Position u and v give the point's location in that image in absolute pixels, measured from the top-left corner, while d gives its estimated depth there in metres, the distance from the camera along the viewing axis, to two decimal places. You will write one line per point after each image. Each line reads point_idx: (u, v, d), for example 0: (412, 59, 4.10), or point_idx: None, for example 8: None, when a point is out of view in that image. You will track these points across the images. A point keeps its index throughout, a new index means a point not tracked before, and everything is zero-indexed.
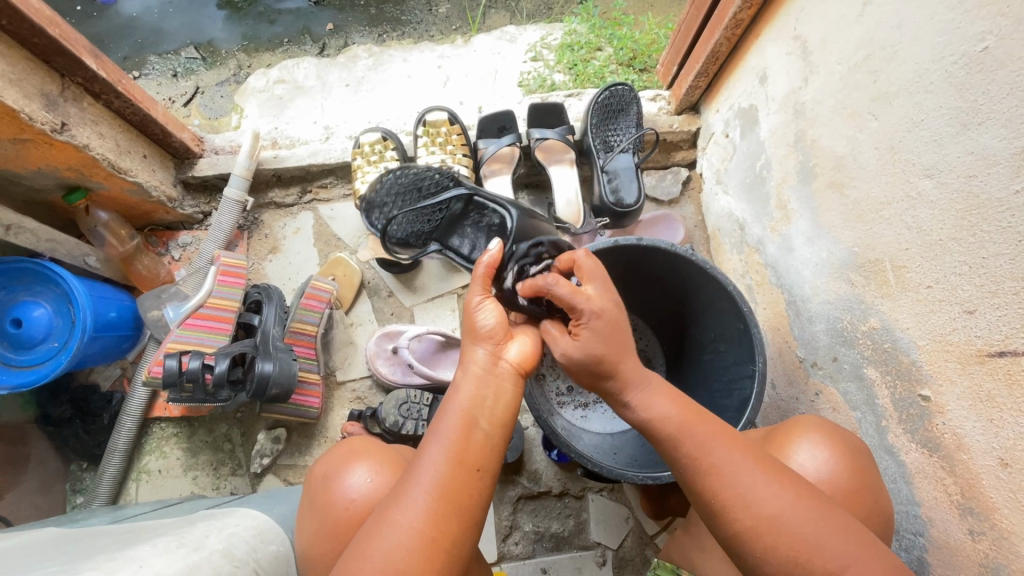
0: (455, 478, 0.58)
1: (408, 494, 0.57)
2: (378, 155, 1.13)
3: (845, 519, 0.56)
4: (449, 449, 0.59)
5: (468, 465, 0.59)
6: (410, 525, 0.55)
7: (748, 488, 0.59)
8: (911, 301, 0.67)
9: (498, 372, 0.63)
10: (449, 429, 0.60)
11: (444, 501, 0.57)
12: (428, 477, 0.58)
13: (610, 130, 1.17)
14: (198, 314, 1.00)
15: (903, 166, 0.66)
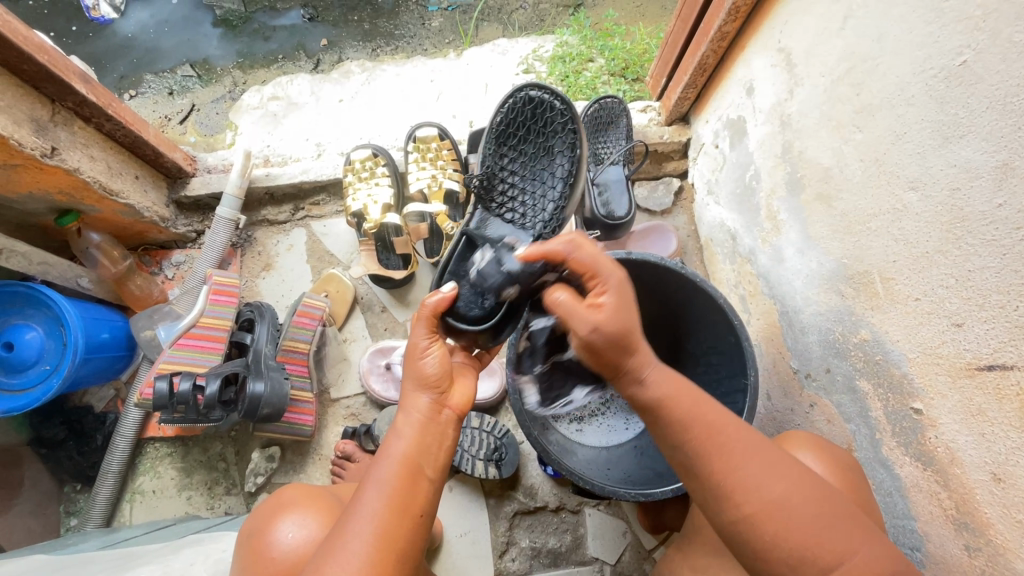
0: (395, 531, 0.58)
1: (343, 551, 0.57)
2: (368, 172, 1.14)
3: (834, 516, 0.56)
4: (385, 497, 0.59)
5: (406, 510, 0.59)
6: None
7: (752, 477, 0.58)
8: (900, 313, 0.67)
9: (441, 418, 0.64)
10: (387, 477, 0.60)
11: (388, 554, 0.57)
12: (366, 529, 0.57)
13: (600, 143, 1.17)
14: (190, 334, 1.00)
15: (888, 178, 0.66)
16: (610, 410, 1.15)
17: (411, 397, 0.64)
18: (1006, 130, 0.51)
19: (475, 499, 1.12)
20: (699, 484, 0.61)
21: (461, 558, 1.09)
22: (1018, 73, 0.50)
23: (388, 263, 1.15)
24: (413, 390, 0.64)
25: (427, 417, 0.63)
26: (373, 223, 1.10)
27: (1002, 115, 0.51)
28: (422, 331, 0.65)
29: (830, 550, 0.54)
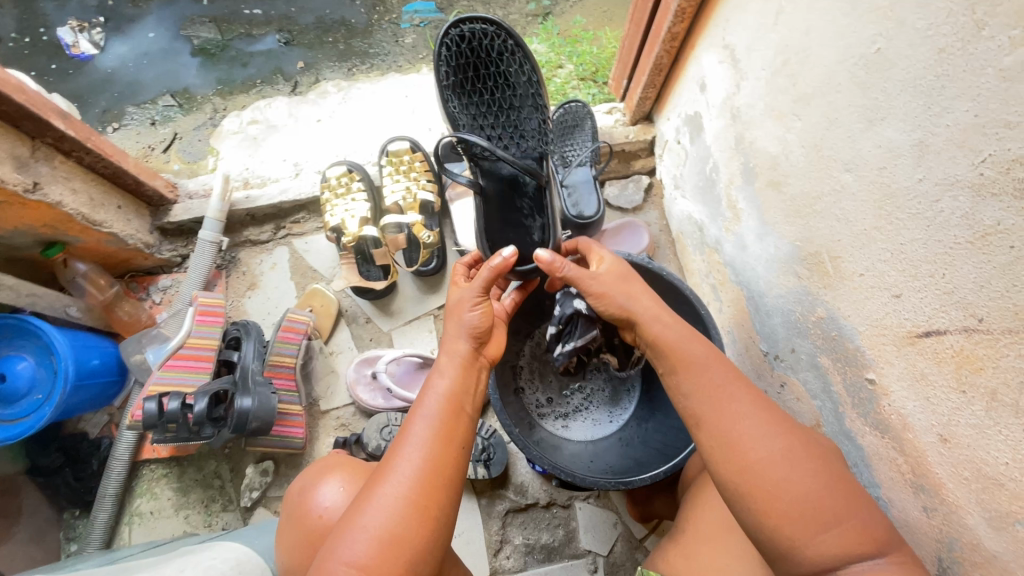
0: (444, 455, 0.66)
1: (393, 471, 0.64)
2: (344, 188, 1.16)
3: (833, 475, 0.57)
4: (431, 423, 0.68)
5: (450, 437, 0.67)
6: (395, 497, 0.62)
7: (749, 430, 0.60)
8: (849, 290, 0.70)
9: (473, 359, 0.74)
10: (433, 409, 0.69)
11: (437, 470, 0.65)
12: (413, 451, 0.65)
13: (568, 146, 1.20)
14: (178, 355, 1.03)
15: (827, 162, 0.70)
16: (594, 404, 1.17)
17: (451, 333, 0.75)
18: (919, 111, 0.55)
19: (467, 500, 1.15)
20: (707, 440, 0.62)
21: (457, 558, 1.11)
22: (924, 57, 0.53)
23: (369, 275, 1.18)
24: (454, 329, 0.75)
25: (462, 357, 0.73)
26: (352, 236, 1.12)
27: (914, 97, 0.55)
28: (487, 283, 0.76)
29: (823, 516, 0.55)
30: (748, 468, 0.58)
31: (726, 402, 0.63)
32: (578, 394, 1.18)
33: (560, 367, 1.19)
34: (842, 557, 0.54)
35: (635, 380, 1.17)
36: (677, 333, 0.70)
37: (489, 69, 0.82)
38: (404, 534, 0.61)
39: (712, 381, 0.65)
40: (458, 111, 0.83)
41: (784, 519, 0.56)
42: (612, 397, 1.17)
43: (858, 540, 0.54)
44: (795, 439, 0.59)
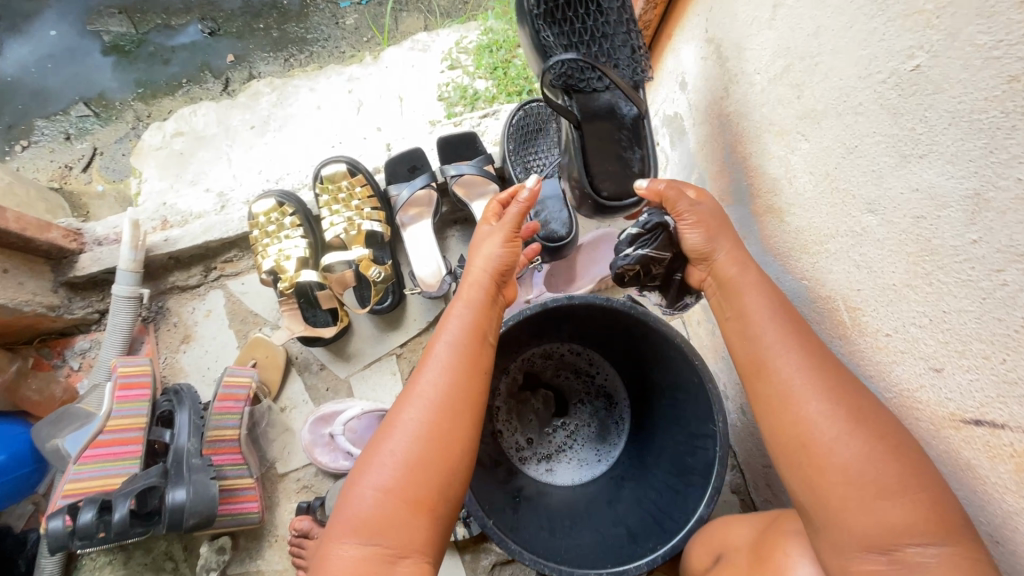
0: (454, 390, 0.67)
1: (417, 397, 0.67)
2: (275, 225, 0.99)
3: (912, 449, 0.50)
4: (453, 354, 0.69)
5: (472, 370, 0.69)
6: (420, 422, 0.65)
7: (805, 379, 0.56)
8: (872, 348, 0.58)
9: (495, 295, 0.78)
10: (455, 343, 0.70)
11: (447, 400, 0.66)
12: (436, 377, 0.68)
13: (530, 154, 1.04)
14: (97, 443, 0.89)
15: (842, 196, 0.56)
16: (579, 441, 1.06)
17: (476, 271, 0.78)
18: (975, 153, 0.41)
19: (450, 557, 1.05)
20: (762, 392, 0.59)
21: None
22: (984, 84, 0.39)
23: (316, 320, 1.03)
24: (477, 262, 0.79)
25: (485, 294, 0.77)
26: (289, 282, 0.97)
27: (967, 135, 0.41)
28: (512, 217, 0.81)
29: (879, 484, 0.49)
30: (805, 424, 0.54)
31: (781, 351, 0.58)
32: (561, 431, 1.07)
33: (539, 404, 1.08)
34: (897, 528, 0.48)
35: (623, 411, 1.07)
36: (743, 273, 0.65)
37: (587, 7, 0.80)
38: (427, 457, 0.64)
39: (774, 329, 0.60)
40: (552, 39, 0.78)
41: (838, 483, 0.51)
42: (599, 433, 1.06)
43: (920, 518, 0.47)
44: (848, 399, 0.53)
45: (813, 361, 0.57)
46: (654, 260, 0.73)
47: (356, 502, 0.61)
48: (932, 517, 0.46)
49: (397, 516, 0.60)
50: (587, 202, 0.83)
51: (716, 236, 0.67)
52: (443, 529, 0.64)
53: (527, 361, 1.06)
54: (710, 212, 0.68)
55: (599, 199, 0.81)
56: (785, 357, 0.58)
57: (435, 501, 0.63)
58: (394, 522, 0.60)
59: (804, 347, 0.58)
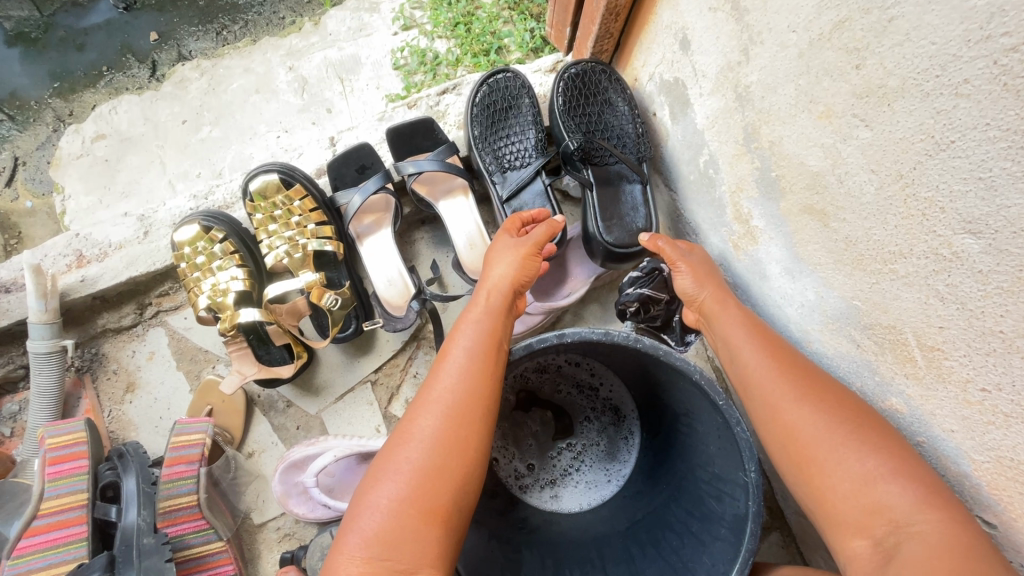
0: (475, 399, 0.57)
1: (431, 403, 0.56)
2: (203, 255, 0.83)
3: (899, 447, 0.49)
4: (471, 354, 0.59)
5: (493, 370, 0.58)
6: (433, 429, 0.55)
7: (793, 390, 0.54)
8: (954, 398, 0.45)
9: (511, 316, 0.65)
10: (474, 342, 0.60)
11: (465, 410, 0.56)
12: (453, 381, 0.57)
13: (501, 139, 0.86)
14: (33, 530, 0.77)
15: (924, 206, 0.40)
16: (586, 462, 0.94)
17: (493, 280, 0.67)
18: None
19: None
20: (756, 406, 0.56)
21: None
22: None
23: (271, 357, 0.90)
24: (496, 271, 0.67)
25: (505, 305, 0.65)
26: (229, 322, 0.82)
27: None
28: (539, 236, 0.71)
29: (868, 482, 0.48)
30: (796, 436, 0.52)
31: (761, 373, 0.56)
32: (565, 452, 0.95)
33: (537, 424, 0.96)
34: (890, 511, 0.46)
35: (632, 423, 0.95)
36: (714, 296, 0.65)
37: (598, 99, 0.83)
38: (442, 466, 0.53)
39: (753, 348, 0.58)
40: (572, 127, 0.80)
41: (843, 486, 0.49)
42: (608, 450, 0.95)
43: (915, 497, 0.45)
44: (824, 395, 0.53)
45: (791, 374, 0.55)
46: (653, 299, 0.77)
47: (365, 515, 0.51)
48: (926, 497, 0.45)
49: (407, 529, 0.50)
50: (597, 247, 0.81)
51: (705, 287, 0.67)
52: (457, 547, 0.53)
53: (520, 379, 0.93)
54: (702, 261, 0.69)
55: (609, 244, 0.79)
56: (764, 370, 0.56)
57: (450, 510, 0.53)
58: (404, 535, 0.50)
59: (781, 359, 0.56)
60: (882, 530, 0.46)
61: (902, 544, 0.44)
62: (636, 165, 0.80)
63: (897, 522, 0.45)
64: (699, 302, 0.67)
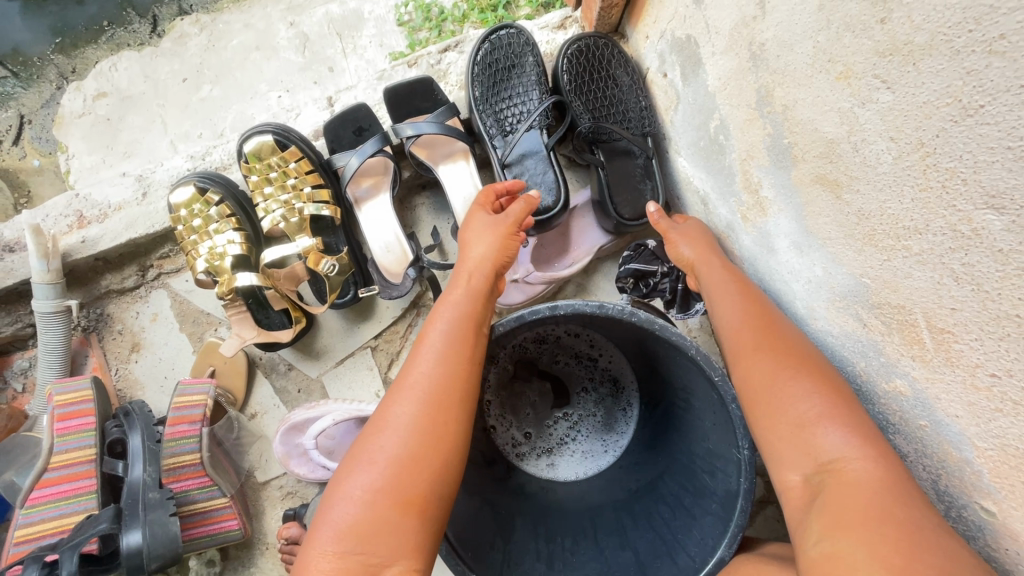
0: (451, 386, 0.56)
1: (407, 391, 0.56)
2: (200, 217, 0.82)
3: (844, 392, 0.52)
4: (448, 340, 0.59)
5: (469, 357, 0.58)
6: (408, 418, 0.55)
7: (758, 338, 0.58)
8: (963, 384, 0.42)
9: (491, 296, 0.65)
10: (450, 328, 0.59)
11: (443, 398, 0.56)
12: (429, 368, 0.57)
13: (504, 101, 0.82)
14: (45, 482, 0.80)
15: (941, 177, 0.38)
16: (584, 433, 0.94)
17: (472, 260, 0.66)
18: None
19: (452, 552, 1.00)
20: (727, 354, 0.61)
21: None
22: None
23: (271, 322, 0.90)
24: (473, 252, 0.66)
25: (485, 288, 0.64)
26: (227, 287, 0.81)
27: None
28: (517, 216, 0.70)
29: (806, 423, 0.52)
30: (753, 379, 0.57)
31: (732, 324, 0.61)
32: (563, 422, 0.95)
33: (537, 393, 0.96)
34: (820, 452, 0.51)
35: (633, 396, 0.94)
36: (695, 253, 0.70)
37: (603, 70, 0.82)
38: (420, 456, 0.53)
39: (730, 302, 0.63)
40: (580, 106, 0.81)
41: (788, 430, 0.53)
42: (606, 421, 0.94)
43: (846, 439, 0.49)
44: (778, 344, 0.57)
45: (757, 323, 0.60)
46: (645, 272, 0.84)
47: (340, 505, 0.51)
48: (861, 441, 0.49)
49: (382, 521, 0.51)
50: (609, 221, 0.83)
51: (703, 252, 0.69)
52: (436, 536, 0.54)
53: (519, 349, 0.93)
54: (697, 229, 0.72)
55: (621, 219, 0.82)
56: (734, 319, 0.61)
57: (428, 499, 0.53)
58: (380, 528, 0.50)
59: (749, 310, 0.61)
60: (813, 468, 0.51)
61: (825, 483, 0.49)
62: (642, 140, 0.81)
63: (829, 462, 0.50)
64: (689, 262, 0.71)
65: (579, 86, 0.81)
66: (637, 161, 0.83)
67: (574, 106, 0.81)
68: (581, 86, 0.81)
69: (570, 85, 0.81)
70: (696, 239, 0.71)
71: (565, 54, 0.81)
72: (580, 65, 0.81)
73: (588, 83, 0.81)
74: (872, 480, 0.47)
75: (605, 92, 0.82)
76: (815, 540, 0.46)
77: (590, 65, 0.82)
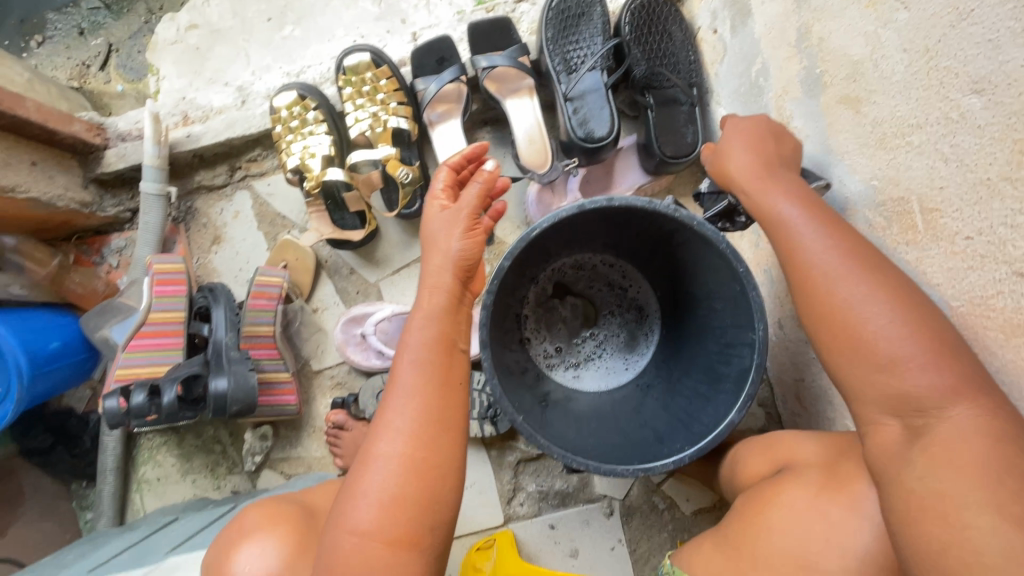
0: (431, 411, 0.56)
1: (388, 429, 0.55)
2: (298, 120, 0.95)
3: (938, 329, 0.49)
4: (419, 373, 0.57)
5: (441, 383, 0.57)
6: (395, 456, 0.54)
7: (841, 272, 0.54)
8: (945, 254, 0.53)
9: (460, 298, 0.60)
10: (420, 355, 0.57)
11: (425, 427, 0.55)
12: (405, 407, 0.56)
13: (571, 44, 0.94)
14: (142, 334, 0.92)
15: (942, 76, 0.49)
16: (608, 351, 1.06)
17: (433, 269, 0.60)
18: None
19: (478, 453, 1.12)
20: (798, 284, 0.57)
21: (471, 508, 1.11)
22: None
23: (343, 222, 1.01)
24: (433, 260, 0.60)
25: (450, 297, 0.59)
26: (315, 181, 0.94)
27: None
28: (474, 199, 0.60)
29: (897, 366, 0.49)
30: (835, 314, 0.53)
31: (805, 255, 0.56)
32: (590, 341, 1.06)
33: (569, 313, 1.07)
34: (914, 395, 0.48)
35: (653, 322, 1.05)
36: (756, 167, 0.64)
37: (660, 26, 0.94)
38: (412, 488, 0.54)
39: (800, 232, 0.58)
40: (638, 53, 0.93)
41: (879, 371, 0.50)
42: (628, 342, 1.06)
43: (942, 382, 0.47)
44: (868, 269, 0.53)
45: (833, 251, 0.55)
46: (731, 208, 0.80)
47: (339, 542, 0.54)
48: (956, 383, 0.47)
49: (381, 557, 0.52)
50: (652, 159, 0.94)
51: (765, 162, 0.64)
52: (441, 550, 0.56)
53: (558, 272, 1.04)
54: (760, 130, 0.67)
55: (665, 156, 0.92)
56: (809, 244, 0.57)
57: (422, 531, 0.54)
58: (378, 564, 0.52)
59: (825, 237, 0.56)
60: (907, 412, 0.49)
61: (923, 431, 0.47)
62: (688, 89, 0.93)
63: (923, 407, 0.48)
64: (743, 172, 0.65)
65: (639, 36, 0.93)
66: (682, 108, 0.94)
67: (633, 53, 0.93)
68: (641, 37, 0.93)
69: (631, 35, 0.93)
70: (759, 148, 0.66)
71: (628, 9, 0.94)
72: (641, 19, 0.93)
73: (646, 35, 0.93)
74: (980, 425, 0.45)
75: (660, 45, 0.94)
76: (918, 473, 0.45)
77: (649, 19, 0.94)
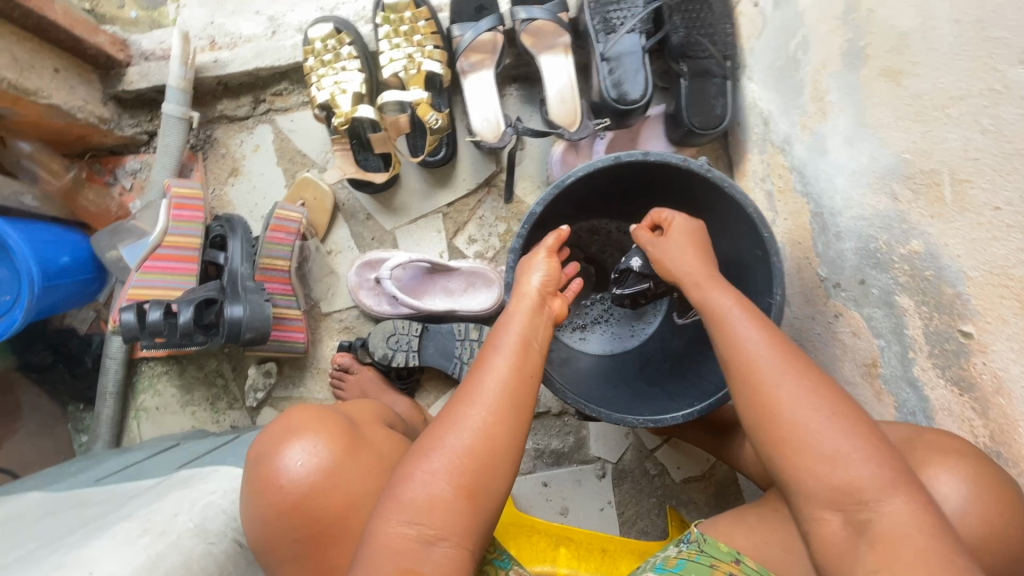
0: (517, 391, 0.56)
1: (476, 396, 0.55)
2: (332, 54, 0.94)
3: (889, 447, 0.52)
4: (511, 358, 0.57)
5: (528, 374, 0.57)
6: (478, 422, 0.53)
7: (794, 389, 0.54)
8: (970, 225, 0.56)
9: (545, 307, 0.63)
10: (512, 341, 0.58)
11: (509, 401, 0.55)
12: (494, 381, 0.55)
13: (612, 6, 0.95)
14: (157, 255, 0.92)
15: (990, 46, 0.52)
16: (615, 316, 1.07)
17: (531, 289, 0.64)
18: None
19: None
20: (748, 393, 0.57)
21: None
22: None
23: (366, 164, 1.01)
24: (532, 281, 0.64)
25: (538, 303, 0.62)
26: (344, 117, 0.92)
27: None
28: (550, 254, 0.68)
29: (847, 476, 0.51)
30: (791, 426, 0.53)
31: (766, 373, 0.56)
32: (598, 304, 1.08)
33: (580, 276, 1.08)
34: (868, 500, 0.50)
35: None
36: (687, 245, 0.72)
37: None
38: (485, 459, 0.53)
39: (756, 340, 0.58)
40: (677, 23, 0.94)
41: (829, 479, 0.51)
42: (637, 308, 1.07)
43: (901, 499, 0.49)
44: (823, 392, 0.54)
45: (792, 370, 0.55)
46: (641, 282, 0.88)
47: (407, 486, 0.52)
48: (905, 491, 0.49)
49: (446, 507, 0.51)
50: (680, 128, 0.96)
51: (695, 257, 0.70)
52: (489, 522, 0.54)
53: (574, 236, 1.04)
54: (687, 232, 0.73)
55: (693, 126, 0.94)
56: (766, 358, 0.57)
57: (484, 492, 0.53)
58: (444, 514, 0.51)
59: (780, 352, 0.57)
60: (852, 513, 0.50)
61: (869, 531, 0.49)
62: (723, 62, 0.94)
63: (865, 503, 0.50)
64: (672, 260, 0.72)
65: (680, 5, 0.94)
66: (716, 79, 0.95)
67: (673, 21, 0.94)
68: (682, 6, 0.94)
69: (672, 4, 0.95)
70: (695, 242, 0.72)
71: None
72: None
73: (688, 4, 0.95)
74: (911, 516, 0.48)
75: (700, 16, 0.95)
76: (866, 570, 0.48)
77: None
